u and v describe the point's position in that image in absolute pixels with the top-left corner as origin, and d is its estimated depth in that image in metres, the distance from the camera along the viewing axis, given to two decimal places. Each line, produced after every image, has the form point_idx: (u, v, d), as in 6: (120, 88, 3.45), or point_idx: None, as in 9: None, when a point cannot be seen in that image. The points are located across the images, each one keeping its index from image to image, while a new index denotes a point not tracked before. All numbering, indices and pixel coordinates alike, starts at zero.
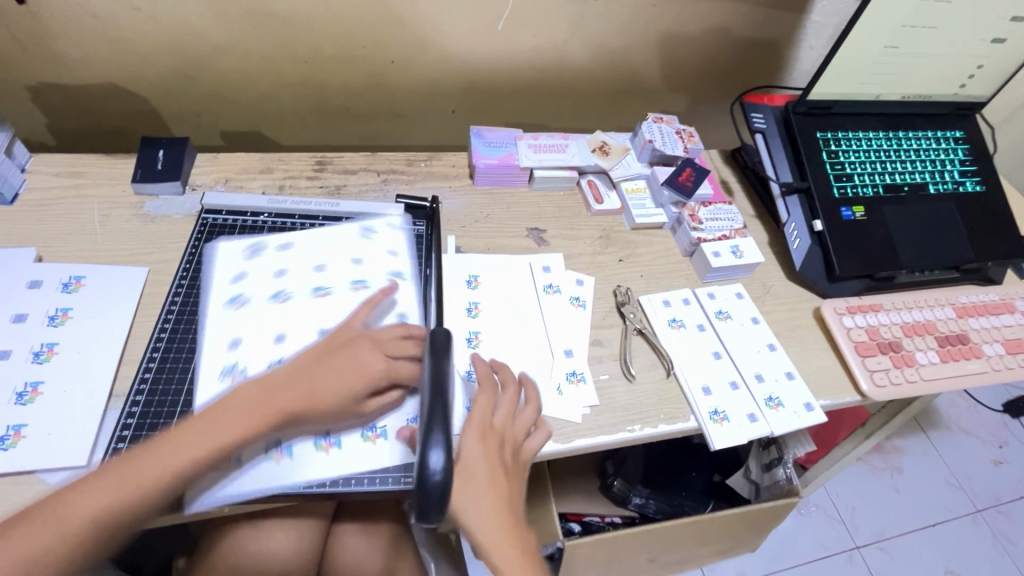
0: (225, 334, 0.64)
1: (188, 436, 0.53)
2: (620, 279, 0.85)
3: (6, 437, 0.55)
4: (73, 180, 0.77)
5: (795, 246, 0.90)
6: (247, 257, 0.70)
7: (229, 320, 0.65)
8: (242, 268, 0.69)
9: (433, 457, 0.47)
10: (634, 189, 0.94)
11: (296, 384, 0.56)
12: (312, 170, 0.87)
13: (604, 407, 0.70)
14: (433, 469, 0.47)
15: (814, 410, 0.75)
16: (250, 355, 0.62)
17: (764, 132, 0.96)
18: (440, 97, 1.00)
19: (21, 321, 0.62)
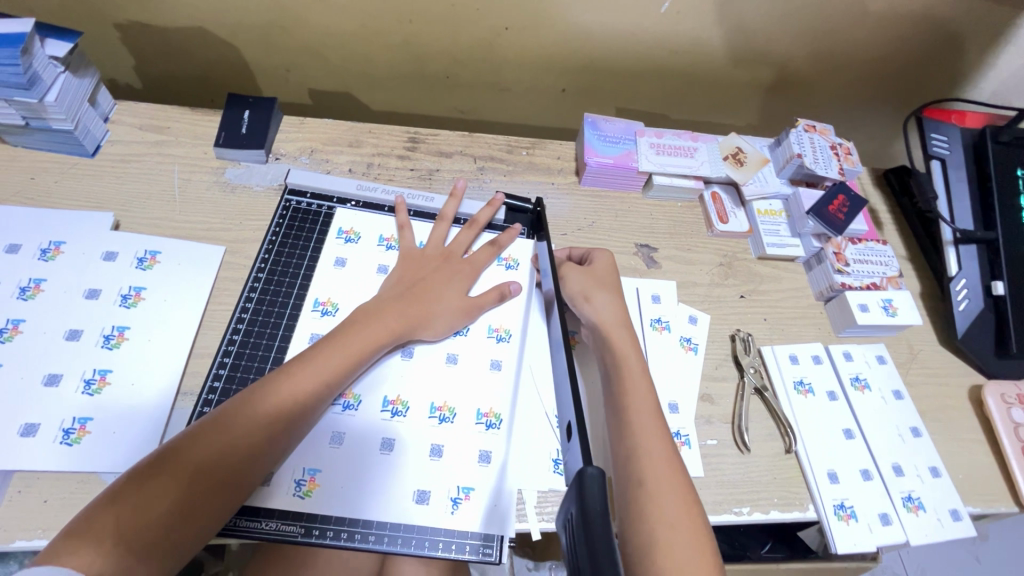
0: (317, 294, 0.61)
1: (329, 350, 0.51)
2: (739, 321, 0.72)
3: (71, 430, 0.51)
4: (154, 136, 0.71)
5: (961, 308, 0.73)
6: (343, 241, 0.65)
7: (326, 290, 0.62)
8: (344, 253, 0.64)
9: None
10: (767, 211, 0.79)
11: (418, 302, 0.57)
12: (404, 148, 0.78)
13: (708, 481, 0.60)
14: None
15: (962, 520, 0.62)
16: None
17: (945, 159, 0.78)
18: (552, 73, 0.87)
19: (93, 298, 0.57)
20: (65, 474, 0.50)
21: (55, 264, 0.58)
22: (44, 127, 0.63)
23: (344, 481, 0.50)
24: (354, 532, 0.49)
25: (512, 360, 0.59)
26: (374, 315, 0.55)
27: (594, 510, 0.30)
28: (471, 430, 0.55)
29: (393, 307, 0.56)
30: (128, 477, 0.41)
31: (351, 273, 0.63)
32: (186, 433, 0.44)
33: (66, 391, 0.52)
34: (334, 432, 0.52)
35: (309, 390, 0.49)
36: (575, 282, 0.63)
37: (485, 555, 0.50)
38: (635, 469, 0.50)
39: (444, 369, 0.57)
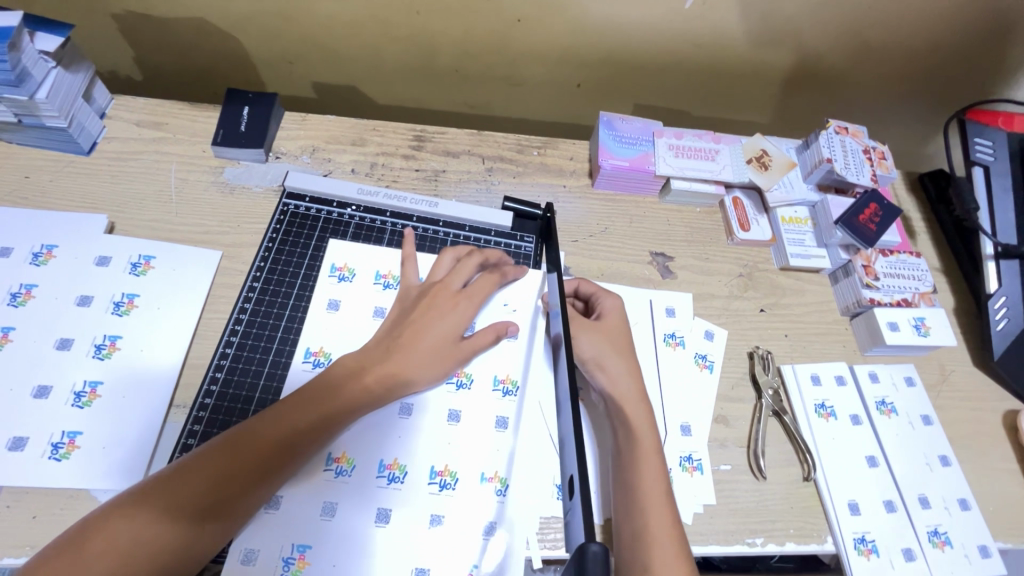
0: (322, 295, 0.59)
1: (323, 402, 0.49)
2: (759, 337, 0.68)
3: (60, 445, 0.49)
4: (152, 133, 0.69)
5: (999, 327, 0.69)
6: (334, 278, 0.60)
7: (317, 339, 0.57)
8: (337, 293, 0.59)
9: None
10: (791, 219, 0.75)
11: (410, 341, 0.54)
12: (409, 146, 0.74)
13: (721, 509, 0.57)
14: None
15: (992, 556, 0.59)
16: (339, 342, 0.57)
17: (988, 166, 0.72)
18: (567, 68, 0.82)
19: (85, 305, 0.55)
20: (53, 490, 0.49)
21: (47, 269, 0.56)
22: (37, 124, 0.61)
23: (335, 558, 0.47)
24: None
25: (519, 416, 0.55)
26: (366, 367, 0.52)
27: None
28: (475, 499, 0.51)
29: (390, 352, 0.53)
30: (133, 489, 0.43)
31: (345, 319, 0.58)
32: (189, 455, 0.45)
33: (55, 403, 0.51)
34: (326, 503, 0.49)
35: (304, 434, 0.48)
36: (586, 342, 0.58)
37: None
38: (645, 560, 0.47)
39: (445, 428, 0.54)
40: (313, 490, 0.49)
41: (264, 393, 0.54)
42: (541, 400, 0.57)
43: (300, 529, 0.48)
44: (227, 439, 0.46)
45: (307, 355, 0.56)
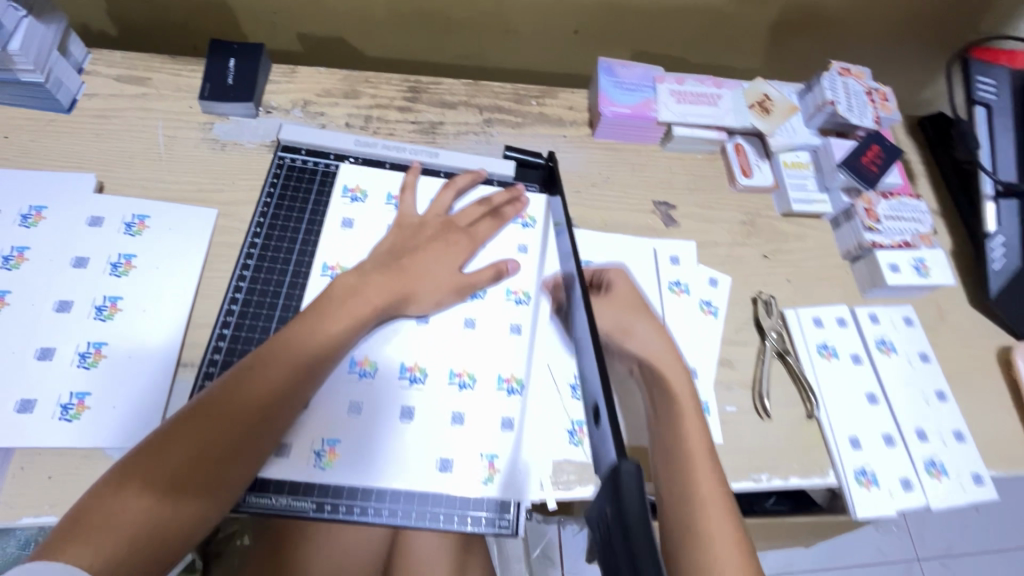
0: (336, 213, 0.59)
1: (326, 319, 0.49)
2: (762, 283, 0.69)
3: (69, 405, 0.49)
4: (134, 89, 0.66)
5: (997, 267, 0.70)
6: (347, 199, 0.60)
7: (334, 256, 0.57)
8: (350, 212, 0.59)
9: None
10: (794, 164, 0.74)
11: (403, 270, 0.53)
12: (404, 98, 0.72)
13: (727, 447, 0.59)
14: None
15: (985, 484, 0.61)
16: (355, 257, 0.57)
17: (991, 105, 0.72)
18: (563, 14, 0.80)
19: (82, 267, 0.54)
20: (67, 451, 0.49)
21: (37, 230, 0.54)
22: (12, 79, 0.58)
23: (365, 451, 0.48)
24: (367, 506, 0.47)
25: (534, 321, 0.56)
26: (359, 286, 0.51)
27: (631, 511, 0.32)
28: (493, 395, 0.52)
29: (387, 268, 0.53)
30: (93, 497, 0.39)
31: (358, 235, 0.58)
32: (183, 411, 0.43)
33: (60, 364, 0.50)
34: (351, 401, 0.49)
35: (318, 353, 0.47)
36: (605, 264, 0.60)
37: (501, 527, 0.48)
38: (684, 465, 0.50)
39: (462, 334, 0.54)
40: (335, 390, 0.50)
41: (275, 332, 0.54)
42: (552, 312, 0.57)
43: (325, 425, 0.48)
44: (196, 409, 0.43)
45: (326, 270, 0.56)
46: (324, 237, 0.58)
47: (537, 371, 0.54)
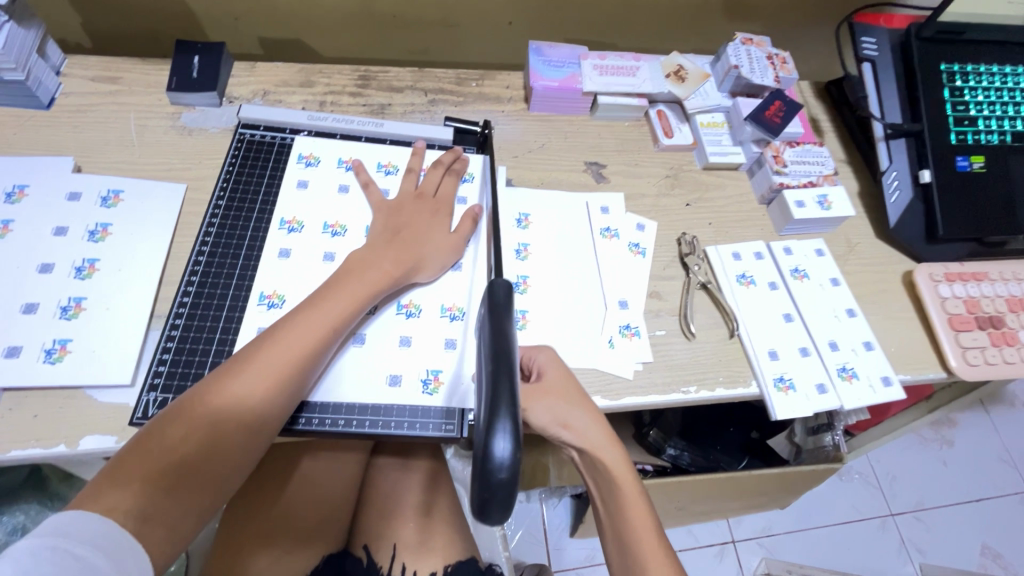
0: (294, 175, 0.66)
1: (321, 310, 0.52)
2: (686, 226, 0.76)
3: (53, 350, 0.54)
4: (107, 86, 0.73)
5: (892, 200, 0.78)
6: (303, 165, 0.67)
7: (291, 212, 0.64)
8: (306, 175, 0.66)
9: (499, 444, 0.31)
10: (709, 123, 0.83)
11: (406, 236, 0.60)
12: (355, 85, 0.80)
13: (657, 364, 0.65)
14: (501, 459, 0.31)
15: (892, 385, 0.68)
16: (311, 212, 0.64)
17: (874, 61, 0.80)
18: (497, 7, 0.89)
19: (62, 234, 0.60)
20: (50, 391, 0.54)
21: (20, 206, 0.61)
22: None
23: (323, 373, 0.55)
24: (323, 417, 0.53)
25: (473, 260, 0.64)
26: (373, 255, 0.57)
27: (496, 300, 0.38)
28: (435, 320, 0.59)
29: (391, 246, 0.58)
30: (118, 459, 0.43)
31: (313, 194, 0.65)
32: (165, 413, 0.45)
33: (44, 316, 0.56)
34: None
35: (304, 350, 0.50)
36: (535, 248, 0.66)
37: (448, 429, 0.54)
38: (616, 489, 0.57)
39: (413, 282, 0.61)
40: None
41: (237, 279, 0.60)
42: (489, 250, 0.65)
43: None
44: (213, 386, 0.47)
45: (283, 224, 0.63)
46: (281, 196, 0.65)
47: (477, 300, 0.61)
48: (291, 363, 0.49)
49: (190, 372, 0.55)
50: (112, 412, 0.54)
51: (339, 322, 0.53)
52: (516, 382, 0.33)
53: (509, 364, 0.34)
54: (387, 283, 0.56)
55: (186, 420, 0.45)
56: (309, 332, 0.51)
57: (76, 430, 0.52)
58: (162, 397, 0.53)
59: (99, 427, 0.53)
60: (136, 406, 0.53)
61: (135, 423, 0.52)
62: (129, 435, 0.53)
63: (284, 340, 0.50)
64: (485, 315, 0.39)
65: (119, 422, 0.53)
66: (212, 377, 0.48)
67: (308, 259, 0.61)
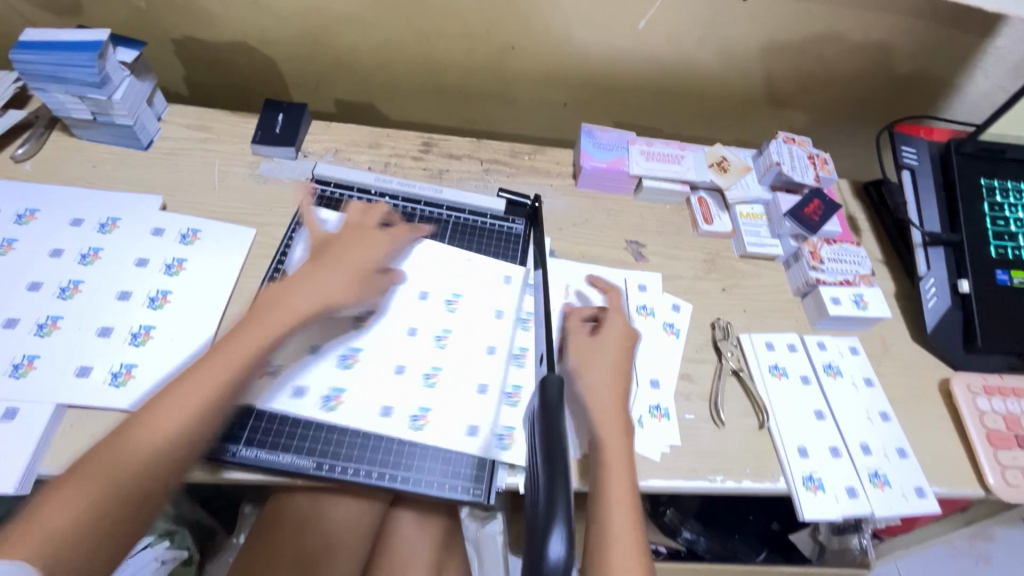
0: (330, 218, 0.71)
1: (225, 354, 0.53)
2: (720, 312, 0.78)
3: (119, 374, 0.58)
4: (200, 134, 0.81)
5: (929, 305, 0.78)
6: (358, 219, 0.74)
7: (361, 257, 0.67)
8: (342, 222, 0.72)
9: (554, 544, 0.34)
10: (749, 214, 0.86)
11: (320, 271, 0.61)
12: (417, 150, 0.86)
13: (684, 449, 0.66)
14: (556, 558, 0.33)
15: (927, 497, 0.66)
16: (348, 247, 0.70)
17: (914, 169, 0.83)
18: (554, 89, 0.97)
19: (142, 266, 0.66)
20: (110, 413, 0.57)
21: (111, 236, 0.67)
22: (109, 121, 0.73)
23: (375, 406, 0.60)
24: (359, 469, 0.57)
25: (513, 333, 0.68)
26: (274, 299, 0.57)
27: None
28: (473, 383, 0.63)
29: (310, 288, 0.59)
30: (55, 485, 0.44)
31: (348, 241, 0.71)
32: (73, 468, 0.45)
33: (115, 341, 0.60)
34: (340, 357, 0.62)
35: (213, 388, 0.51)
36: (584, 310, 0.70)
37: (477, 496, 0.58)
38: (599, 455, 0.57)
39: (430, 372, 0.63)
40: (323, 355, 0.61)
41: None
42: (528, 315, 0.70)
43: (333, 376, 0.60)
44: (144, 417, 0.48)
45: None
46: None
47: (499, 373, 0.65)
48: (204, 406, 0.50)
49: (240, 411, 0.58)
50: None
51: (229, 371, 0.52)
52: (569, 498, 0.36)
53: (563, 484, 0.37)
54: (286, 326, 0.56)
55: (77, 486, 0.44)
56: (213, 373, 0.52)
57: None
58: None
59: None
60: None
61: None
62: None
63: (190, 377, 0.51)
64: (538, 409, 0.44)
65: None
66: (151, 408, 0.49)
67: None
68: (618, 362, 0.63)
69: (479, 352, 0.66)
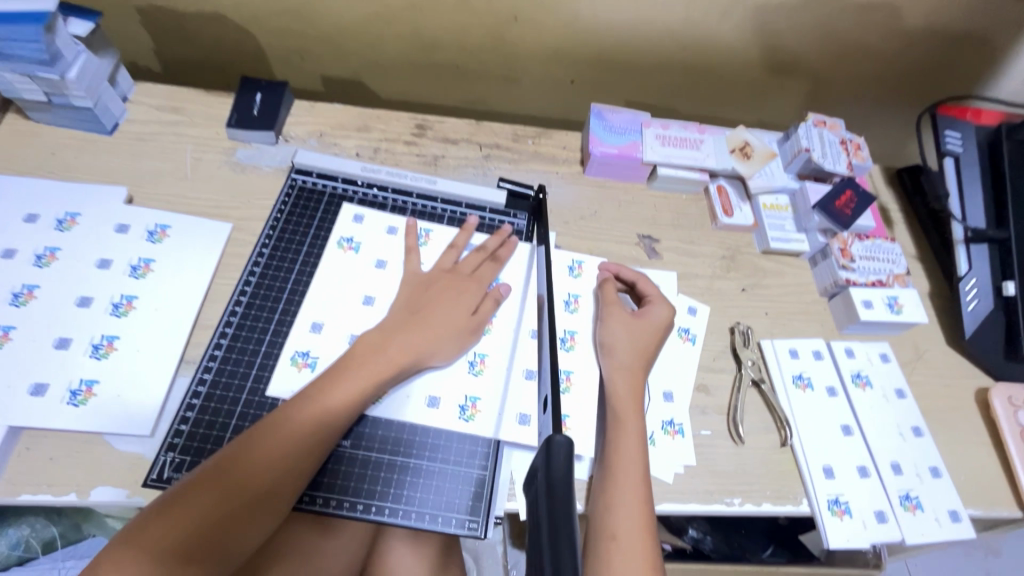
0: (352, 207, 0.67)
1: (325, 392, 0.50)
2: (740, 314, 0.72)
3: (78, 391, 0.53)
4: (170, 116, 0.74)
5: (969, 308, 0.72)
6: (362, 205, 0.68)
7: (393, 258, 0.64)
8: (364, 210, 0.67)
9: None
10: (772, 205, 0.79)
11: (442, 308, 0.58)
12: (410, 134, 0.79)
13: (700, 469, 0.60)
14: None
15: (962, 521, 0.61)
16: (369, 235, 0.65)
17: (959, 157, 0.76)
18: (561, 64, 0.88)
19: (105, 268, 0.59)
20: (70, 434, 0.52)
21: (69, 234, 0.60)
22: (66, 103, 0.66)
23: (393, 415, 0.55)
24: (342, 500, 0.52)
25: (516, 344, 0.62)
26: (382, 339, 0.55)
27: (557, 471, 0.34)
28: (485, 393, 0.58)
29: (408, 324, 0.56)
30: (140, 517, 0.42)
31: (369, 227, 0.66)
32: (164, 501, 0.43)
33: (75, 354, 0.54)
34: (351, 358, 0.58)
35: (314, 424, 0.49)
36: (616, 324, 0.63)
37: (472, 528, 0.53)
38: (606, 492, 0.52)
39: (468, 381, 0.58)
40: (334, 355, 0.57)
41: (272, 335, 0.58)
42: (530, 322, 0.63)
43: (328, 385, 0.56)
44: (231, 449, 0.47)
45: (377, 260, 0.64)
46: (320, 250, 0.64)
47: (498, 388, 0.59)
48: (304, 442, 0.48)
49: (211, 433, 0.53)
50: (128, 463, 0.52)
51: (329, 407, 0.50)
52: (575, 532, 0.30)
53: (566, 514, 0.31)
54: (395, 365, 0.54)
55: (169, 524, 0.42)
56: (307, 411, 0.49)
57: (88, 479, 0.50)
58: (179, 459, 0.51)
59: (112, 479, 0.51)
60: (152, 465, 0.51)
61: (148, 485, 0.50)
62: (142, 490, 0.51)
63: (300, 416, 0.49)
64: (540, 486, 0.34)
65: (133, 475, 0.51)
66: (247, 440, 0.47)
67: (349, 298, 0.61)
68: (633, 389, 0.58)
69: (506, 355, 0.61)
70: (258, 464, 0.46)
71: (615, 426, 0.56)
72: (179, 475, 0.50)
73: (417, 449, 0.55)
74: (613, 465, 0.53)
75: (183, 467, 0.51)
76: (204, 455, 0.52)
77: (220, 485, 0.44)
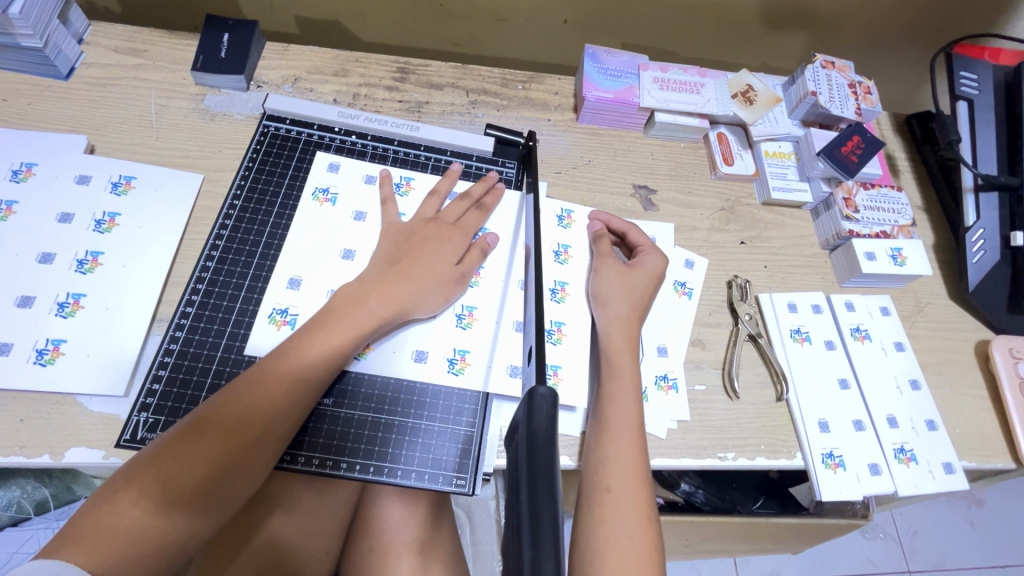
0: (327, 155, 0.63)
1: (304, 343, 0.48)
2: (738, 268, 0.69)
3: (44, 351, 0.50)
4: (131, 59, 0.68)
5: (974, 260, 0.69)
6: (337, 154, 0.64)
7: (373, 210, 0.61)
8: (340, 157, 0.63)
9: None
10: (775, 153, 0.75)
11: (425, 258, 0.56)
12: (392, 78, 0.73)
13: (693, 425, 0.59)
14: None
15: (955, 473, 0.61)
16: (347, 184, 0.62)
17: (973, 100, 0.72)
18: (553, 3, 0.82)
19: (67, 222, 0.56)
20: (39, 395, 0.50)
21: (26, 186, 0.56)
22: (13, 43, 0.61)
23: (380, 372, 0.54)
24: (326, 459, 0.50)
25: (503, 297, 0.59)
26: (362, 290, 0.52)
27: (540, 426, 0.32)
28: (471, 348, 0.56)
29: (390, 275, 0.53)
30: (124, 470, 0.40)
31: (345, 177, 0.62)
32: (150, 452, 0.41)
33: (39, 312, 0.51)
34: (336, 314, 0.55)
35: (298, 375, 0.47)
36: (608, 276, 0.60)
37: (459, 485, 0.52)
38: (600, 447, 0.51)
39: (454, 334, 0.56)
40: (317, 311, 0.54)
41: (247, 290, 0.55)
42: (518, 276, 0.61)
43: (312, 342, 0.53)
44: (217, 401, 0.45)
45: (355, 211, 0.60)
46: (295, 201, 0.60)
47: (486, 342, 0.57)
48: (290, 394, 0.46)
49: (186, 393, 0.51)
50: (102, 424, 0.50)
51: (314, 360, 0.48)
52: (557, 483, 0.29)
53: (549, 468, 0.30)
54: (379, 317, 0.51)
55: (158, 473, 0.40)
56: (288, 363, 0.47)
57: (61, 440, 0.49)
58: (153, 420, 0.49)
59: (87, 440, 0.49)
60: (126, 425, 0.49)
61: (122, 446, 0.48)
62: (118, 452, 0.49)
63: (282, 369, 0.47)
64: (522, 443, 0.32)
65: (108, 437, 0.49)
66: (232, 391, 0.45)
67: (326, 249, 0.58)
68: (631, 340, 0.56)
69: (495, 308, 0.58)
70: (246, 412, 0.44)
71: (606, 380, 0.54)
72: (153, 436, 0.49)
73: (402, 407, 0.53)
74: (605, 420, 0.52)
75: (157, 428, 0.49)
76: (179, 415, 0.50)
77: (207, 435, 0.42)
